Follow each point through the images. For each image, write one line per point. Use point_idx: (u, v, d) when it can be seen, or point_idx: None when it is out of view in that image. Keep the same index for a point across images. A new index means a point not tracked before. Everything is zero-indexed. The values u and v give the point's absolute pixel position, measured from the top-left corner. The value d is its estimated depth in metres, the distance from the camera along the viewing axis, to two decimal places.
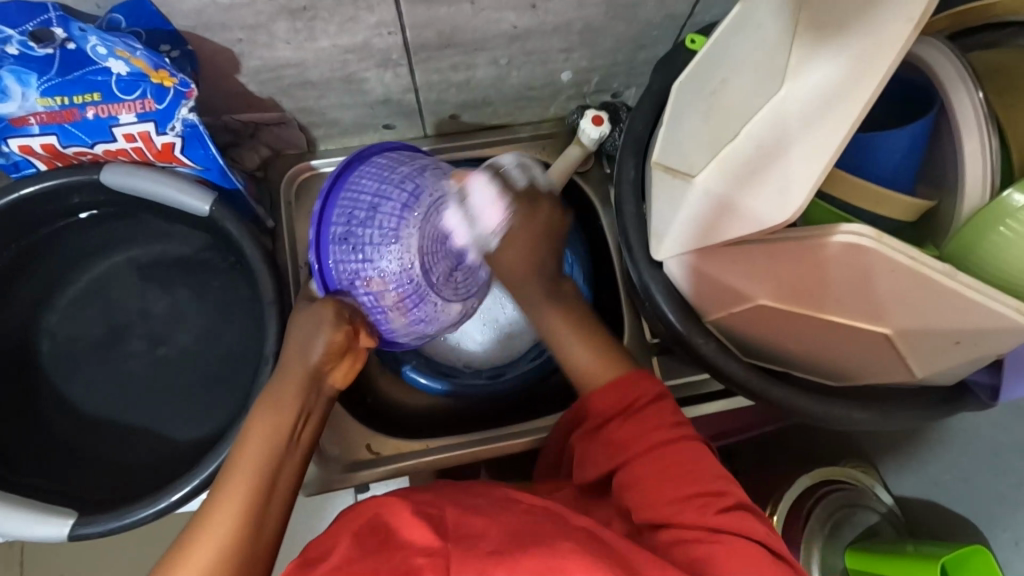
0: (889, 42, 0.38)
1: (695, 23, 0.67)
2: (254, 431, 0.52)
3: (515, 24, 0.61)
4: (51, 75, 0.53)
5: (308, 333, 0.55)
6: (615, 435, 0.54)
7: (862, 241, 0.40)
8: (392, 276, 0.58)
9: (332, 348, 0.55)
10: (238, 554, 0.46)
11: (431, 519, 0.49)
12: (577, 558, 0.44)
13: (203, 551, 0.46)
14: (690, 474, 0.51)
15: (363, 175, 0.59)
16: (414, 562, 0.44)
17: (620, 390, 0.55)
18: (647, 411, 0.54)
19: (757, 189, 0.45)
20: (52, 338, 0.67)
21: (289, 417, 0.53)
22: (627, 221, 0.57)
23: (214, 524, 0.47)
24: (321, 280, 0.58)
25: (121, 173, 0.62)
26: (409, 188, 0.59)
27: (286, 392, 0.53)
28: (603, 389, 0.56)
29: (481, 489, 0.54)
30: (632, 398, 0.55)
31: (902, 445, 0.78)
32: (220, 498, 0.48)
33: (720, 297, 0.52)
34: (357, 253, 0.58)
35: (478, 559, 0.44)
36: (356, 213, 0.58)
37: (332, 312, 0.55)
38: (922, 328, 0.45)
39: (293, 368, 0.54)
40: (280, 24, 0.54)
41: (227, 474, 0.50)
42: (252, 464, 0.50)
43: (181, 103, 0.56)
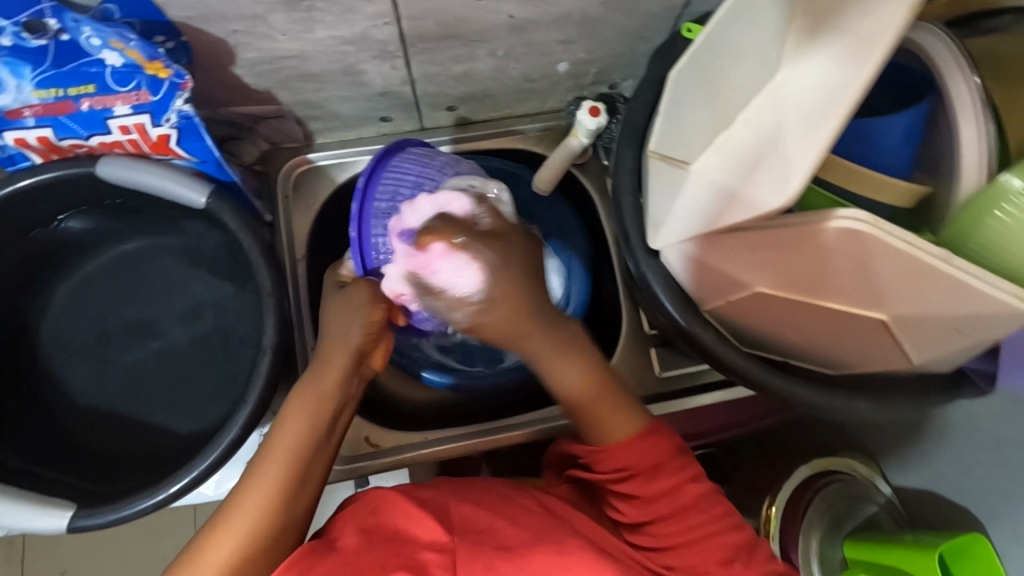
0: (876, 26, 0.38)
1: (693, 13, 0.67)
2: (291, 415, 0.52)
3: (513, 15, 0.61)
4: (45, 66, 0.53)
5: (346, 317, 0.55)
6: (635, 492, 0.53)
7: (859, 227, 0.41)
8: None
9: (371, 326, 0.55)
10: (274, 534, 0.47)
11: (438, 512, 0.49)
12: (586, 556, 0.45)
13: (241, 525, 0.46)
14: (711, 535, 0.51)
15: (403, 162, 0.61)
16: (421, 557, 0.45)
17: (639, 452, 0.53)
18: (668, 470, 0.53)
19: (752, 174, 0.44)
20: (51, 330, 0.67)
21: (331, 401, 0.53)
22: (625, 211, 0.57)
23: (253, 498, 0.47)
24: (359, 259, 0.58)
25: (117, 165, 0.61)
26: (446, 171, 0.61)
27: (327, 376, 0.54)
28: (621, 448, 0.54)
29: (485, 485, 0.54)
30: (651, 458, 0.53)
31: (902, 437, 0.78)
32: (254, 481, 0.48)
33: (719, 286, 0.52)
34: None
35: (486, 555, 0.45)
36: (402, 191, 0.59)
37: (367, 294, 0.56)
38: (920, 315, 0.45)
39: (335, 351, 0.55)
40: (277, 15, 0.54)
41: (267, 452, 0.50)
42: (291, 441, 0.50)
43: (176, 95, 0.56)
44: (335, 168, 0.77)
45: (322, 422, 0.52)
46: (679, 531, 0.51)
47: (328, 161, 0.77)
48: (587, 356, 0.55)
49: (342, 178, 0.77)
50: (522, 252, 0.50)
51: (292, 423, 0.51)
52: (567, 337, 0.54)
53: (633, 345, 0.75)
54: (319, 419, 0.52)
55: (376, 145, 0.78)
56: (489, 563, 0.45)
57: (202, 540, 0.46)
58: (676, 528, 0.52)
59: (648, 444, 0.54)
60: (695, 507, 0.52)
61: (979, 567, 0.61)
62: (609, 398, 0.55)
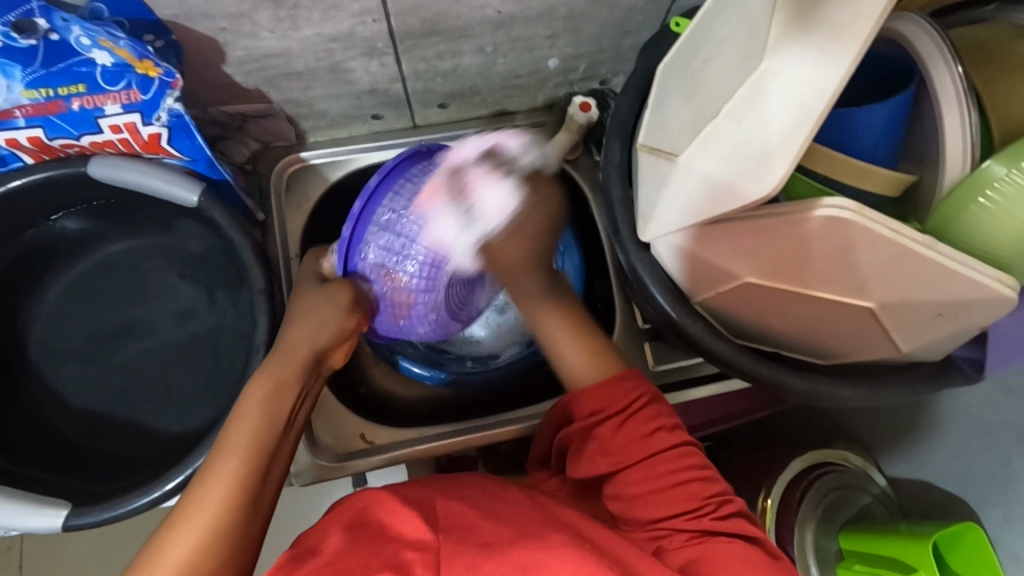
0: (853, 21, 0.40)
1: (679, 7, 0.67)
2: (251, 405, 0.51)
3: (499, 10, 0.61)
4: (35, 67, 0.53)
5: (317, 317, 0.57)
6: (606, 438, 0.53)
7: (844, 214, 0.41)
8: (414, 276, 0.59)
9: (343, 331, 0.57)
10: (234, 531, 0.45)
11: (423, 511, 0.49)
12: (566, 551, 0.45)
13: (200, 522, 0.44)
14: (679, 485, 0.51)
15: (427, 170, 0.60)
16: (403, 555, 0.44)
17: (614, 393, 0.54)
18: (640, 416, 0.53)
19: (738, 163, 0.45)
20: (45, 331, 0.68)
21: (288, 394, 0.53)
22: (613, 202, 0.57)
23: (210, 492, 0.46)
24: (345, 255, 0.59)
25: (107, 165, 0.62)
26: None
27: (285, 367, 0.54)
28: (595, 388, 0.55)
29: (476, 481, 0.55)
30: (624, 401, 0.54)
31: (893, 426, 0.79)
32: (214, 473, 0.47)
33: (708, 277, 0.52)
34: (394, 245, 0.58)
35: (466, 552, 0.45)
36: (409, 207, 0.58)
37: (348, 299, 0.58)
38: (904, 300, 0.46)
39: (297, 347, 0.56)
40: (263, 12, 0.54)
41: (223, 449, 0.49)
42: (249, 439, 0.49)
43: (165, 93, 0.56)
44: (327, 167, 0.77)
45: (280, 417, 0.52)
46: (646, 481, 0.51)
47: (321, 160, 0.77)
48: (571, 313, 0.61)
49: (335, 176, 0.77)
50: (549, 203, 0.62)
51: (249, 420, 0.51)
52: (556, 286, 0.62)
53: (626, 338, 0.75)
54: (278, 413, 0.52)
55: (367, 143, 0.78)
56: (471, 562, 0.44)
57: (163, 539, 0.44)
58: (643, 479, 0.51)
59: (623, 385, 0.55)
60: (666, 454, 0.52)
61: (970, 553, 0.61)
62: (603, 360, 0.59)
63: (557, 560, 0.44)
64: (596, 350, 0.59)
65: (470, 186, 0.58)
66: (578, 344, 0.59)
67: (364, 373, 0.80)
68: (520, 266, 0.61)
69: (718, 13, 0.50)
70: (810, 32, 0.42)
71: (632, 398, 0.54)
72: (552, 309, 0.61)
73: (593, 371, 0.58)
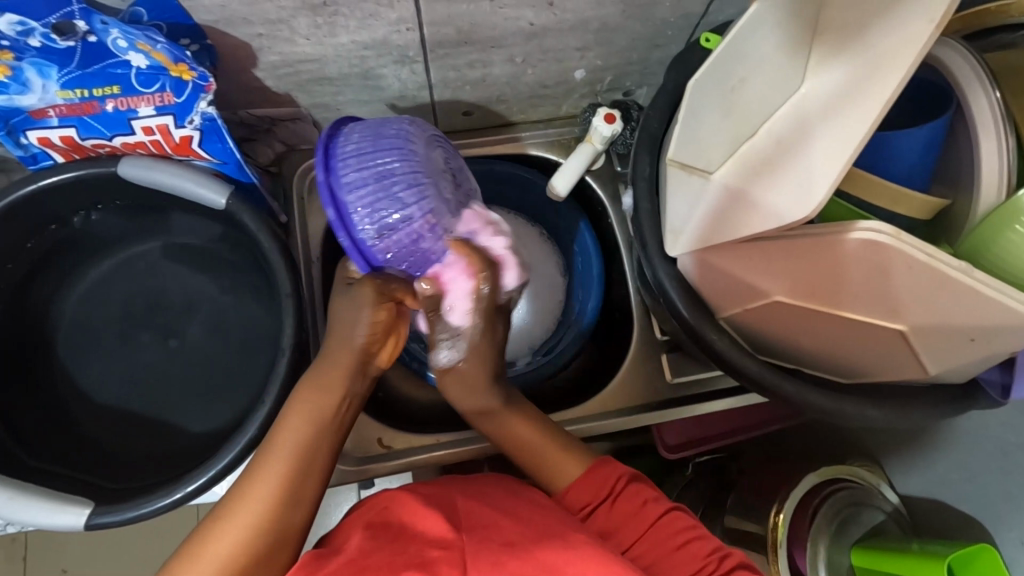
0: (908, 40, 0.39)
1: (709, 23, 0.67)
2: (300, 406, 0.52)
3: (532, 22, 0.62)
4: (71, 68, 0.54)
5: (351, 313, 0.55)
6: (602, 525, 0.53)
7: (881, 239, 0.41)
8: (426, 224, 0.54)
9: (375, 326, 0.55)
10: (275, 529, 0.47)
11: (446, 510, 0.49)
12: (590, 550, 0.45)
13: (243, 520, 0.46)
14: (687, 547, 0.50)
15: (347, 140, 0.53)
16: (428, 554, 0.44)
17: (594, 483, 0.54)
18: (626, 494, 0.53)
19: (778, 186, 0.45)
20: (67, 329, 0.68)
21: (332, 396, 0.53)
22: (641, 214, 0.57)
23: (262, 485, 0.48)
24: (362, 258, 0.54)
25: (139, 165, 0.62)
26: (401, 138, 0.54)
27: (331, 369, 0.54)
28: (579, 482, 0.55)
29: (491, 479, 0.55)
30: (606, 486, 0.54)
31: (905, 442, 0.79)
32: (260, 472, 0.49)
33: (735, 294, 0.52)
34: (387, 216, 0.53)
35: (491, 550, 0.45)
36: (366, 182, 0.52)
37: (372, 294, 0.54)
38: (937, 323, 0.46)
39: (338, 349, 0.55)
40: (301, 19, 0.55)
41: (273, 443, 0.51)
42: (292, 444, 0.50)
43: (199, 97, 0.57)
44: None
45: (324, 419, 0.52)
46: (651, 550, 0.51)
47: None
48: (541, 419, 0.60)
49: None
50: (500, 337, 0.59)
51: (296, 423, 0.52)
52: (514, 402, 0.61)
53: (645, 348, 0.76)
54: (325, 412, 0.53)
55: None
56: (495, 559, 0.44)
57: (205, 536, 0.46)
58: (652, 545, 0.51)
59: (602, 470, 0.55)
60: (659, 524, 0.52)
61: None
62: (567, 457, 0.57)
63: (580, 559, 0.44)
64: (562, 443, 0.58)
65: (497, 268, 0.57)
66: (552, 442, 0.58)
67: (381, 376, 0.80)
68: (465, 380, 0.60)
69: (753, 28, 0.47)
70: (869, 56, 0.43)
71: (612, 482, 0.54)
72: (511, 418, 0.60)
73: (556, 459, 0.57)
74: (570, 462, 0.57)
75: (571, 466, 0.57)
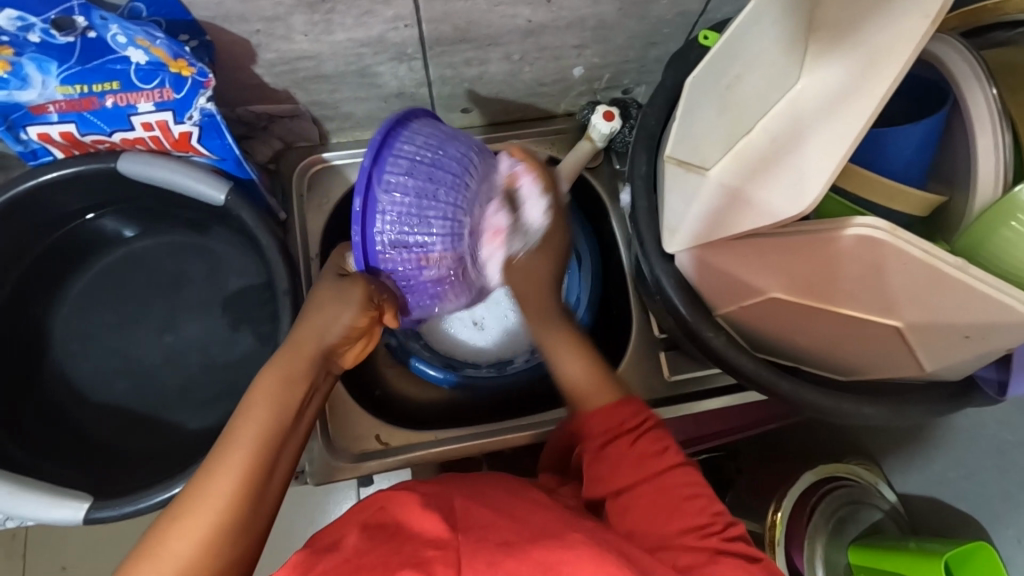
0: (903, 37, 0.39)
1: (707, 21, 0.68)
2: (261, 398, 0.49)
3: (530, 19, 0.62)
4: (70, 64, 0.54)
5: (329, 311, 0.53)
6: (615, 458, 0.50)
7: (877, 235, 0.41)
8: (443, 254, 0.54)
9: (353, 330, 0.53)
10: (235, 533, 0.44)
11: (443, 512, 0.49)
12: (588, 549, 0.44)
13: (201, 526, 0.43)
14: (688, 505, 0.48)
15: (410, 143, 0.53)
16: (424, 554, 0.44)
17: (615, 415, 0.52)
18: (645, 435, 0.52)
19: (772, 183, 0.46)
20: (66, 324, 0.68)
21: (296, 392, 0.50)
22: (639, 212, 0.57)
23: (221, 482, 0.44)
24: (361, 253, 0.54)
25: (139, 162, 0.62)
26: (461, 168, 0.55)
27: (293, 362, 0.51)
28: (601, 411, 0.53)
29: (495, 480, 0.55)
30: (629, 422, 0.52)
31: (903, 441, 0.79)
32: (218, 468, 0.45)
33: (732, 291, 0.52)
34: (413, 232, 0.53)
35: (488, 551, 0.44)
36: (410, 191, 0.52)
37: (360, 296, 0.53)
38: (933, 321, 0.46)
39: (304, 345, 0.52)
40: (299, 15, 0.55)
41: (231, 438, 0.47)
42: (249, 442, 0.46)
43: (198, 93, 0.57)
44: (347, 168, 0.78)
45: (290, 412, 0.49)
46: (657, 497, 0.49)
47: (342, 161, 0.77)
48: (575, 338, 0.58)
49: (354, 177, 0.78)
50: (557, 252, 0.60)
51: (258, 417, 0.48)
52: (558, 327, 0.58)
53: (643, 346, 0.76)
54: (288, 405, 0.49)
55: None
56: (493, 558, 0.44)
57: (162, 533, 0.42)
58: (652, 497, 0.49)
59: (630, 405, 0.53)
60: (669, 474, 0.50)
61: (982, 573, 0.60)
62: (599, 382, 0.55)
63: (577, 558, 0.43)
64: (596, 365, 0.56)
65: (522, 196, 0.58)
66: (578, 358, 0.57)
67: (379, 374, 0.81)
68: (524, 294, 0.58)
69: (752, 23, 0.47)
70: (863, 53, 0.43)
71: (633, 421, 0.52)
72: (557, 338, 0.57)
73: (586, 382, 0.55)
74: (598, 386, 0.55)
75: (596, 388, 0.55)
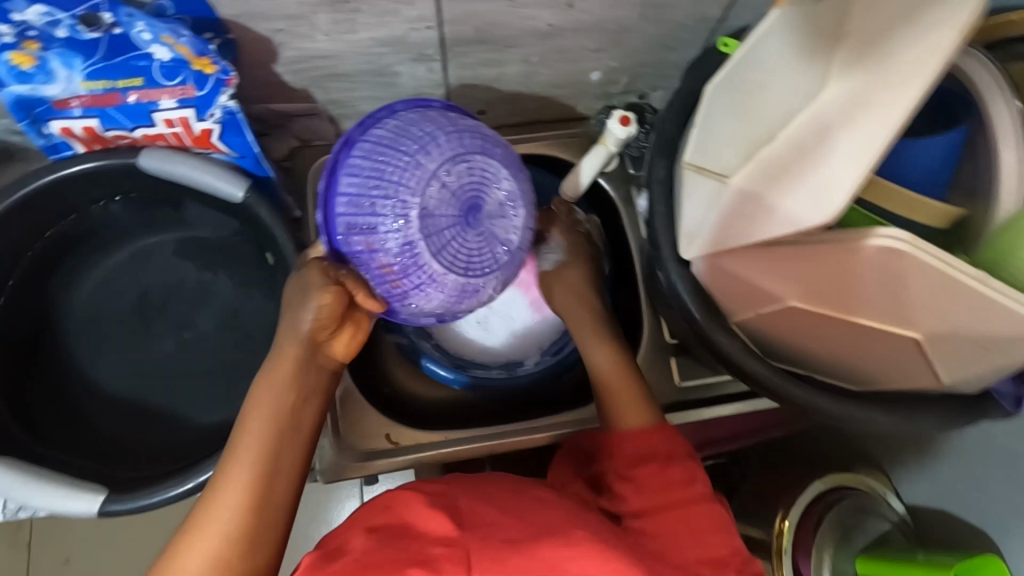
0: (927, 49, 0.39)
1: (726, 27, 0.68)
2: (256, 409, 0.51)
3: (550, 22, 0.62)
4: (95, 59, 0.54)
5: (296, 302, 0.52)
6: (647, 479, 0.55)
7: (898, 246, 0.41)
8: (387, 236, 0.51)
9: (321, 310, 0.51)
10: (249, 543, 0.46)
11: (448, 510, 0.49)
12: (591, 545, 0.45)
13: (213, 540, 0.45)
14: (709, 534, 0.52)
15: (381, 127, 0.54)
16: (431, 551, 0.44)
17: (652, 438, 0.58)
18: (677, 463, 0.56)
19: (790, 187, 0.44)
20: (82, 317, 0.69)
21: (287, 394, 0.51)
22: (656, 217, 0.57)
23: (227, 495, 0.47)
24: (325, 234, 0.54)
25: (159, 158, 0.62)
26: (420, 147, 0.52)
27: (280, 367, 0.52)
28: (638, 433, 0.58)
29: (491, 477, 0.56)
30: (663, 447, 0.57)
31: (913, 451, 0.79)
32: (223, 481, 0.48)
33: (748, 298, 0.52)
34: (361, 212, 0.52)
35: (493, 548, 0.45)
36: (364, 171, 0.52)
37: (319, 275, 0.52)
38: (952, 332, 0.46)
39: (285, 342, 0.53)
40: (321, 15, 0.55)
41: (234, 450, 0.49)
42: (252, 451, 0.49)
43: (220, 91, 0.57)
44: None
45: (283, 415, 0.51)
46: (682, 523, 0.52)
47: None
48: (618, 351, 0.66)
49: None
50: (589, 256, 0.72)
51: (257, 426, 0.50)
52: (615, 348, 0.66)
53: (654, 351, 0.76)
54: (282, 408, 0.51)
55: None
56: (497, 554, 0.44)
57: (176, 548, 0.45)
58: (674, 521, 0.52)
59: (663, 432, 0.58)
60: (695, 503, 0.53)
61: None
62: (634, 401, 0.61)
63: (584, 555, 0.44)
64: (626, 364, 0.65)
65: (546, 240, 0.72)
66: (614, 357, 0.65)
67: (387, 373, 0.80)
68: (568, 300, 0.70)
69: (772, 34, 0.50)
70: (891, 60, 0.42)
71: (666, 447, 0.57)
72: (594, 341, 0.66)
73: (622, 391, 0.62)
74: (630, 399, 0.62)
75: (630, 399, 0.62)
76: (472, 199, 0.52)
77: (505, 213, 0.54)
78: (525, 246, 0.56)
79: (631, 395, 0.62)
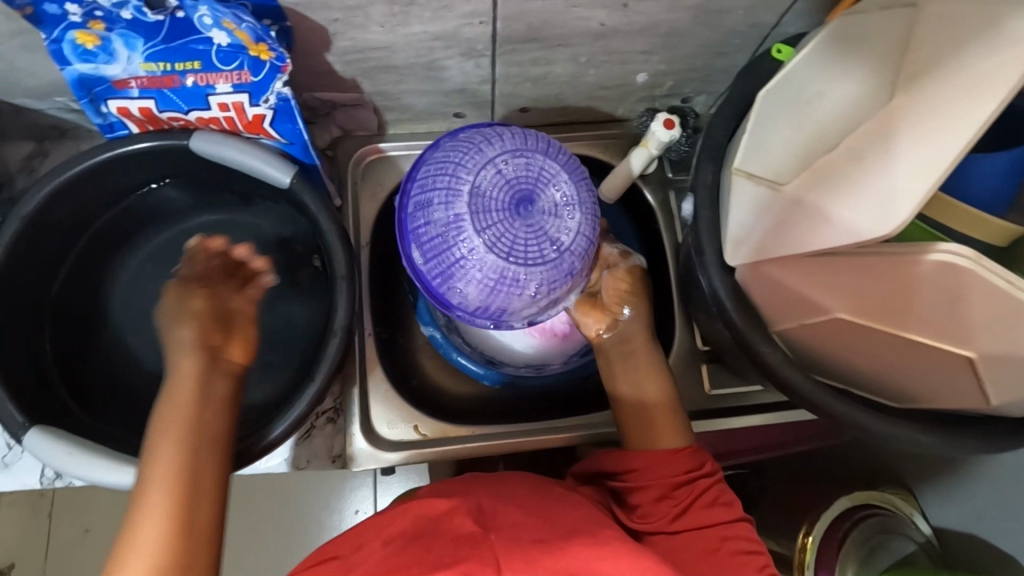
0: (995, 67, 0.40)
1: (778, 34, 0.67)
2: (160, 436, 0.49)
3: (603, 22, 0.62)
4: (157, 41, 0.55)
5: (167, 318, 0.54)
6: (670, 503, 0.54)
7: (960, 261, 0.41)
8: (440, 212, 0.55)
9: (191, 314, 0.54)
10: (180, 566, 0.45)
11: (470, 510, 0.49)
12: (622, 544, 0.45)
13: (142, 563, 0.44)
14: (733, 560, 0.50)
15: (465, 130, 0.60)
16: (458, 551, 0.44)
17: (680, 461, 0.56)
18: (703, 487, 0.55)
19: (846, 195, 0.44)
20: (128, 293, 0.72)
21: (189, 414, 0.50)
22: (700, 224, 0.56)
23: (147, 527, 0.46)
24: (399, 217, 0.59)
25: (210, 141, 0.64)
26: (489, 142, 0.56)
27: (180, 389, 0.51)
28: (666, 454, 0.57)
29: (509, 478, 0.55)
30: (690, 470, 0.56)
31: (945, 474, 0.77)
32: (142, 516, 0.46)
33: (794, 308, 0.52)
34: (426, 193, 0.56)
35: (521, 548, 0.44)
36: (438, 159, 0.57)
37: (175, 291, 0.55)
38: (1006, 352, 0.45)
39: (177, 357, 0.52)
40: (378, 7, 0.56)
41: (146, 478, 0.48)
42: (167, 477, 0.48)
43: (276, 77, 0.58)
44: (403, 159, 0.79)
45: (186, 437, 0.50)
46: (706, 548, 0.51)
47: (397, 152, 0.79)
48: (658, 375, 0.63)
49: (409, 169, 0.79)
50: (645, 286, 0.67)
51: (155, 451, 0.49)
52: (651, 369, 0.63)
53: (684, 358, 0.76)
54: (187, 428, 0.50)
55: None
56: (528, 557, 0.43)
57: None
58: (698, 547, 0.52)
59: (692, 454, 0.57)
60: (720, 529, 0.53)
61: None
62: (667, 424, 0.60)
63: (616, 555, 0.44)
64: (668, 394, 0.62)
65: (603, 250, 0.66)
66: (653, 379, 0.62)
67: (417, 364, 0.81)
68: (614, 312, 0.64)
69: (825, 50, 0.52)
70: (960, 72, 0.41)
71: (693, 470, 0.56)
72: (638, 361, 0.64)
73: (656, 410, 0.61)
74: (664, 418, 0.60)
75: (664, 418, 0.60)
76: (525, 191, 0.54)
77: (557, 214, 0.54)
78: (575, 252, 0.55)
79: (667, 414, 0.61)
